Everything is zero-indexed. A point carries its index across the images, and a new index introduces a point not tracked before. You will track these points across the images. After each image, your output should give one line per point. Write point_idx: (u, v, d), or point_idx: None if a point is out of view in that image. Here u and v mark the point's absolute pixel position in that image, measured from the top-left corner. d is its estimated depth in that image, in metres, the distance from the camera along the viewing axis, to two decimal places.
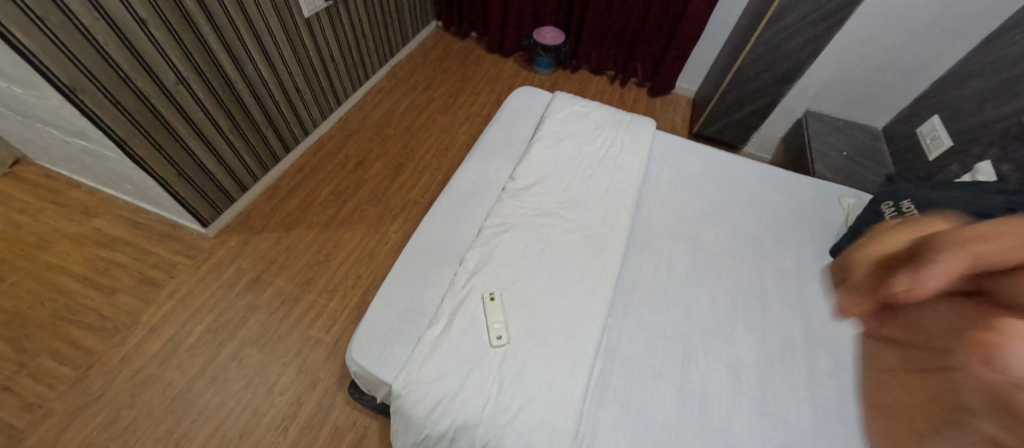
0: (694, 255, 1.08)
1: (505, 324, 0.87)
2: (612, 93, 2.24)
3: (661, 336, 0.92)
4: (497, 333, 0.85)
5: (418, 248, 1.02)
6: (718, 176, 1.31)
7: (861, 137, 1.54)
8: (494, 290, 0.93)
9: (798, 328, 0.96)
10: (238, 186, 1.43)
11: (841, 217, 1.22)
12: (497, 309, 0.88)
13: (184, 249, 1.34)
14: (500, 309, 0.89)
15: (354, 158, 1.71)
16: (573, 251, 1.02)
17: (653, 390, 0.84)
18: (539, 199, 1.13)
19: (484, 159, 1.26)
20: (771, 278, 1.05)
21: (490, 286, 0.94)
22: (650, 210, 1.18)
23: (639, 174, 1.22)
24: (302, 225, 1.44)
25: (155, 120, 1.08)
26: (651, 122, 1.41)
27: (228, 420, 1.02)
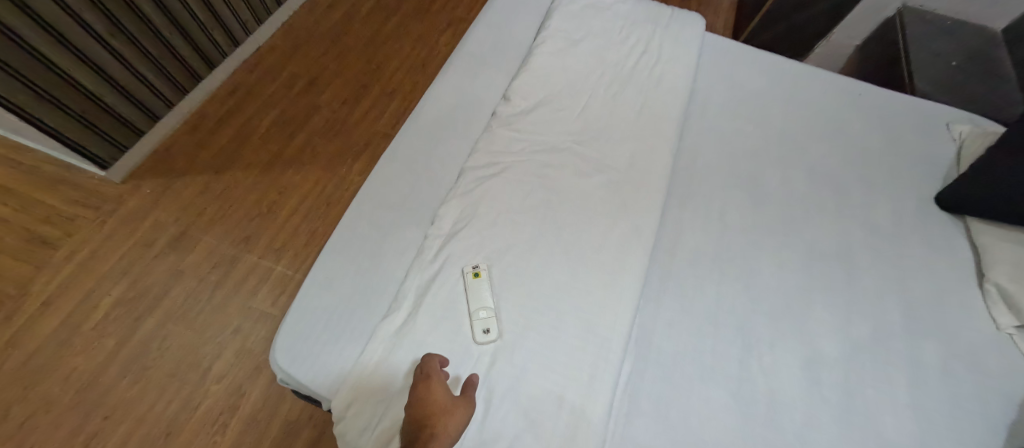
0: (756, 205, 0.79)
1: (495, 310, 0.61)
2: None
3: (712, 321, 0.66)
4: (484, 325, 0.59)
5: (375, 201, 0.72)
6: (787, 96, 0.96)
7: (974, 41, 1.15)
8: (481, 263, 0.65)
9: (896, 306, 0.71)
10: (142, 113, 1.07)
11: (951, 152, 0.90)
12: (484, 291, 0.61)
13: (84, 197, 1.04)
14: (488, 289, 0.62)
15: (304, 77, 1.33)
16: (592, 202, 0.73)
17: (701, 399, 0.60)
18: (544, 129, 0.80)
19: (468, 71, 0.90)
20: (860, 236, 0.77)
21: (474, 255, 0.66)
22: (696, 143, 0.86)
23: (683, 92, 0.87)
24: (238, 165, 1.12)
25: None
26: (698, 18, 1.02)
27: (151, 415, 0.81)
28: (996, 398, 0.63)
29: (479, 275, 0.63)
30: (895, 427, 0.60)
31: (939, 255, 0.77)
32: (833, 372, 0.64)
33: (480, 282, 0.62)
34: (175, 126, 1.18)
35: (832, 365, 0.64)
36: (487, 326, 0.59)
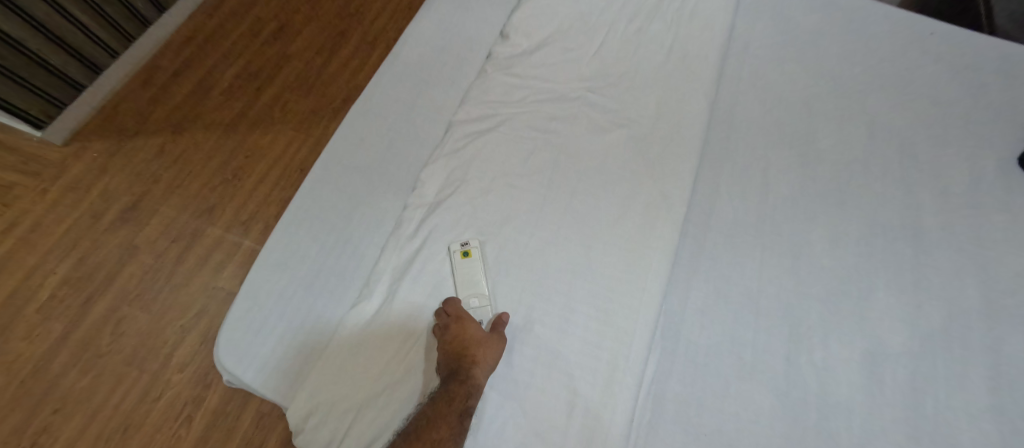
0: (805, 167, 0.66)
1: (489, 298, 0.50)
2: None
3: (754, 308, 0.55)
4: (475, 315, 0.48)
5: (343, 163, 0.59)
6: (843, 36, 0.79)
7: None
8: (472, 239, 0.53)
9: (976, 289, 0.58)
10: (78, 61, 0.91)
11: None
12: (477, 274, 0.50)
13: (20, 162, 0.90)
14: (482, 271, 0.51)
15: (272, 22, 1.15)
16: (610, 162, 0.59)
17: (740, 402, 0.49)
18: (552, 74, 0.66)
19: (458, 5, 0.74)
20: (931, 205, 0.64)
21: (463, 229, 0.54)
22: (732, 95, 0.72)
23: (722, 27, 0.71)
24: (197, 125, 0.98)
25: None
26: None
27: (106, 408, 0.72)
28: None
29: (470, 254, 0.51)
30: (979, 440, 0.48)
31: None
32: (896, 367, 0.53)
33: (470, 262, 0.50)
34: (124, 80, 1.02)
35: (898, 360, 0.53)
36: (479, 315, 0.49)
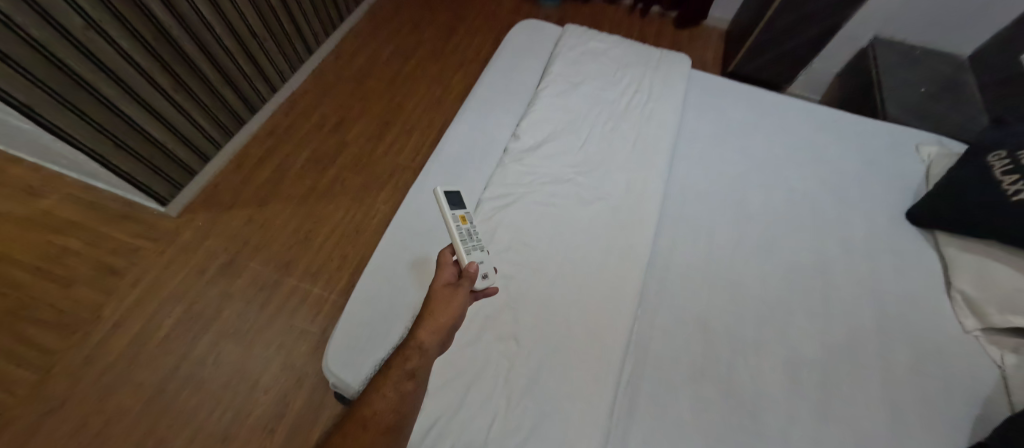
0: (740, 224, 0.89)
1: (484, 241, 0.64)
2: (631, 26, 1.93)
3: (706, 329, 0.75)
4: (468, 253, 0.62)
5: (407, 231, 0.84)
6: (767, 125, 1.07)
7: (942, 68, 1.28)
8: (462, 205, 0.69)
9: (869, 313, 0.79)
10: (198, 156, 1.24)
11: (921, 172, 1.00)
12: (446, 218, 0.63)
13: (144, 231, 1.18)
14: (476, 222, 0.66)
15: (332, 117, 1.49)
16: (594, 227, 0.83)
17: (692, 395, 0.68)
18: (552, 163, 0.92)
19: (482, 113, 1.03)
20: (836, 251, 0.87)
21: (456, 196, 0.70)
22: (686, 170, 0.97)
23: (673, 125, 0.99)
24: (276, 198, 1.26)
25: (59, 72, 0.83)
26: (685, 58, 1.15)
27: (208, 423, 0.91)
28: (962, 396, 0.71)
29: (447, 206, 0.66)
30: (870, 424, 0.68)
31: (911, 267, 0.86)
32: (811, 371, 0.72)
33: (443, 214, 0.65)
34: (222, 165, 1.33)
35: (811, 365, 0.73)
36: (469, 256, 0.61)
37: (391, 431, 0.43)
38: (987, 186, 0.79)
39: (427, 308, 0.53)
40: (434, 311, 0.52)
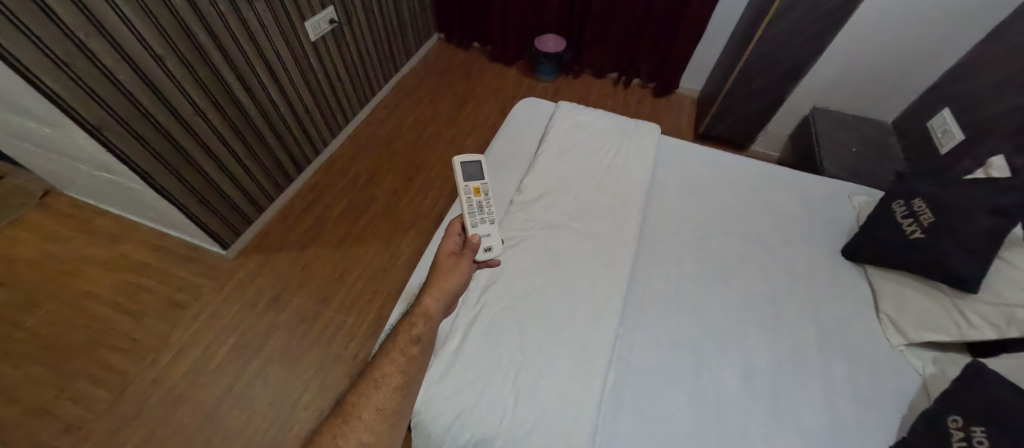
0: (703, 260, 1.09)
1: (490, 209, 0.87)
2: (616, 96, 2.29)
3: (676, 345, 0.92)
4: (478, 219, 0.85)
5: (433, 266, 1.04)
6: (724, 180, 1.31)
7: (870, 132, 1.56)
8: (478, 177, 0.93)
9: (812, 331, 0.96)
10: (256, 208, 1.54)
11: (853, 216, 1.22)
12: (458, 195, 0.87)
13: (206, 271, 1.40)
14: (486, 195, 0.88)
15: (363, 175, 1.78)
16: (583, 262, 1.04)
17: (666, 399, 0.84)
18: (548, 211, 1.14)
19: (492, 172, 1.28)
20: (783, 282, 1.06)
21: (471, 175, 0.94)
22: (658, 217, 1.19)
23: (645, 181, 1.23)
24: (316, 243, 1.51)
25: (168, 144, 1.18)
26: (655, 127, 1.42)
27: (256, 435, 1.06)
28: (892, 402, 0.85)
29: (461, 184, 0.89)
30: (813, 420, 0.82)
31: (847, 294, 1.04)
32: (764, 379, 0.88)
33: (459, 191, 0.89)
34: (273, 216, 1.61)
35: (763, 374, 0.89)
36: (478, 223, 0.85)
37: (401, 387, 0.61)
38: (893, 228, 1.00)
39: (428, 286, 0.71)
40: (433, 286, 0.71)
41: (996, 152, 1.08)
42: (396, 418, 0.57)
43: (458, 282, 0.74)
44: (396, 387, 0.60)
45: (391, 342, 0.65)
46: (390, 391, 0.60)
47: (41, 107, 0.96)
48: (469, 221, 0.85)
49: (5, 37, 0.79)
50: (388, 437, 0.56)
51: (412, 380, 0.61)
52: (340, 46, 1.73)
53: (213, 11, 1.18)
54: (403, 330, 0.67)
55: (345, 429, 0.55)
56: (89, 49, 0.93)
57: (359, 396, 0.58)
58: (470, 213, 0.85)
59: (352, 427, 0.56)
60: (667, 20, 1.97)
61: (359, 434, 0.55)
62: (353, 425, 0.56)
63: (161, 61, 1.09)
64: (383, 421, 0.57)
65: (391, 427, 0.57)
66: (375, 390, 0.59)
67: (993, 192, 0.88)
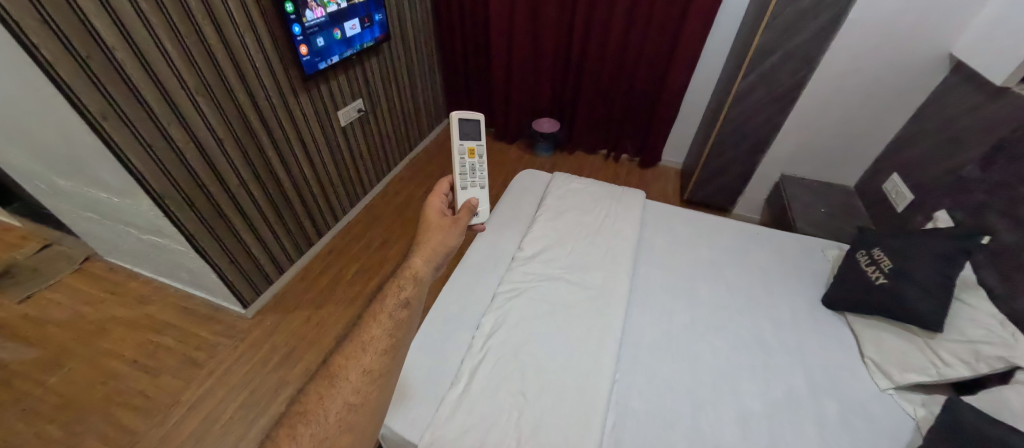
0: (692, 308, 1.17)
1: (480, 174, 1.07)
2: (607, 168, 2.55)
3: (671, 389, 0.97)
4: (468, 182, 1.05)
5: (439, 316, 1.13)
6: (706, 236, 1.44)
7: (835, 196, 1.75)
8: (470, 140, 1.12)
9: (801, 377, 1.00)
10: (278, 269, 1.69)
11: (828, 269, 1.32)
12: (455, 157, 1.06)
13: (224, 329, 1.50)
14: (479, 159, 1.08)
15: (377, 239, 1.97)
16: (579, 310, 1.13)
17: (666, 441, 0.86)
18: (546, 265, 1.26)
19: (495, 233, 1.42)
20: (769, 329, 1.12)
21: (465, 137, 1.12)
22: (647, 270, 1.30)
23: (633, 239, 1.37)
24: (331, 302, 1.65)
25: (215, 212, 1.36)
26: (640, 193, 1.60)
27: None
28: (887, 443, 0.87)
29: (457, 147, 1.08)
30: None
31: (832, 341, 1.09)
32: (760, 423, 0.91)
33: (456, 152, 1.07)
34: (291, 277, 1.76)
35: (757, 415, 0.92)
36: (468, 186, 1.05)
37: (388, 350, 0.67)
38: (859, 274, 1.11)
39: (415, 255, 0.82)
40: (420, 253, 0.82)
41: (941, 207, 1.25)
42: (383, 379, 0.64)
43: (444, 250, 0.85)
44: (383, 350, 0.66)
45: (380, 306, 0.72)
46: (376, 354, 0.66)
47: (123, 185, 1.16)
48: (459, 183, 1.04)
49: (112, 128, 1.03)
50: (375, 396, 0.62)
51: (399, 343, 0.68)
52: (365, 129, 2.02)
53: (266, 104, 1.46)
54: (392, 295, 0.74)
55: (336, 386, 0.61)
56: (168, 134, 1.16)
57: (347, 358, 0.64)
58: (461, 177, 1.03)
59: (340, 387, 0.61)
60: (646, 106, 2.30)
61: (347, 393, 0.61)
62: (341, 385, 0.62)
63: (222, 142, 1.33)
64: (370, 383, 0.63)
65: (377, 386, 0.63)
66: (363, 353, 0.66)
67: (940, 241, 1.01)
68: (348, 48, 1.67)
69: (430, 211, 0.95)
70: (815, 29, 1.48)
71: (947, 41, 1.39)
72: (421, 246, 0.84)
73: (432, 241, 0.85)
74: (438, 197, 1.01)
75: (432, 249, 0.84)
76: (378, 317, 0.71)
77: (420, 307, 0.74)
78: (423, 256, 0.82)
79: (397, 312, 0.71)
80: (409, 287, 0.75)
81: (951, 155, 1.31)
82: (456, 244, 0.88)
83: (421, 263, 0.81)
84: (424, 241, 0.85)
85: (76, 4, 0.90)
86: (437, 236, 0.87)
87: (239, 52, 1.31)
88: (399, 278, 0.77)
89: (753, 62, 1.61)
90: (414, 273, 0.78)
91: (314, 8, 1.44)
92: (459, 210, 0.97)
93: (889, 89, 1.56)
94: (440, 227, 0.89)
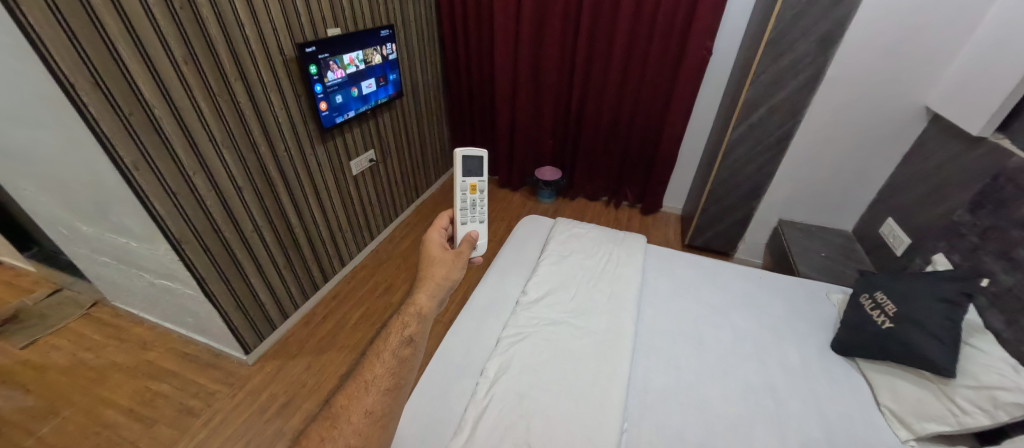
0: (699, 353, 1.16)
1: (480, 210, 1.11)
2: (608, 214, 2.61)
3: (681, 438, 0.93)
4: (468, 217, 1.09)
5: (442, 361, 1.12)
6: (709, 280, 1.46)
7: (833, 241, 1.79)
8: (473, 176, 1.17)
9: (817, 427, 0.96)
10: (282, 314, 1.69)
11: (835, 313, 1.32)
12: (458, 192, 1.09)
13: (223, 377, 1.50)
14: (480, 196, 1.12)
15: (382, 284, 2.00)
16: (583, 355, 1.12)
17: None
18: (550, 309, 1.26)
19: (499, 277, 1.44)
20: (780, 375, 1.10)
21: (468, 173, 1.16)
22: (651, 314, 1.30)
23: (636, 282, 1.38)
24: (332, 348, 1.64)
25: (227, 256, 1.40)
26: (641, 237, 1.64)
27: None
28: None
29: (460, 183, 1.12)
30: None
31: (845, 388, 1.06)
32: None
33: (457, 188, 1.11)
34: (295, 322, 1.76)
35: None
36: (468, 221, 1.09)
37: (390, 390, 0.68)
38: (865, 318, 1.11)
39: (418, 290, 0.84)
40: (422, 289, 0.84)
41: (939, 250, 1.27)
42: (385, 420, 0.64)
43: (448, 283, 0.87)
44: (385, 389, 0.67)
45: (384, 344, 0.73)
46: (379, 394, 0.67)
47: (144, 230, 1.22)
48: (460, 218, 1.08)
49: (142, 177, 1.10)
50: (376, 438, 0.62)
51: (402, 383, 0.69)
52: (375, 176, 2.12)
53: (285, 154, 1.56)
54: (396, 333, 0.75)
55: (337, 428, 0.62)
56: (192, 183, 1.23)
57: (349, 399, 0.65)
58: (462, 212, 1.07)
59: (342, 429, 0.62)
60: (644, 154, 2.41)
61: (349, 435, 0.61)
62: (343, 427, 0.62)
63: (241, 190, 1.40)
64: (373, 424, 0.63)
65: (380, 428, 0.63)
66: (365, 393, 0.66)
67: (940, 285, 1.03)
68: (364, 104, 1.81)
69: (431, 245, 0.96)
70: (795, 86, 1.61)
71: (918, 97, 1.50)
72: (423, 281, 0.86)
73: (435, 275, 0.87)
74: (438, 231, 1.04)
75: (434, 283, 0.85)
76: (381, 356, 0.72)
77: (422, 343, 0.75)
78: (426, 291, 0.84)
79: (400, 349, 0.72)
80: (413, 323, 0.76)
81: (940, 199, 1.36)
82: (459, 277, 0.89)
83: (423, 298, 0.82)
84: (427, 274, 0.87)
85: (124, 68, 1.01)
86: (439, 269, 0.88)
87: (264, 107, 1.43)
88: (403, 315, 0.78)
89: (741, 115, 1.73)
90: (417, 308, 0.80)
91: (336, 69, 1.59)
92: (459, 243, 0.98)
93: (873, 139, 1.64)
94: (443, 260, 0.90)
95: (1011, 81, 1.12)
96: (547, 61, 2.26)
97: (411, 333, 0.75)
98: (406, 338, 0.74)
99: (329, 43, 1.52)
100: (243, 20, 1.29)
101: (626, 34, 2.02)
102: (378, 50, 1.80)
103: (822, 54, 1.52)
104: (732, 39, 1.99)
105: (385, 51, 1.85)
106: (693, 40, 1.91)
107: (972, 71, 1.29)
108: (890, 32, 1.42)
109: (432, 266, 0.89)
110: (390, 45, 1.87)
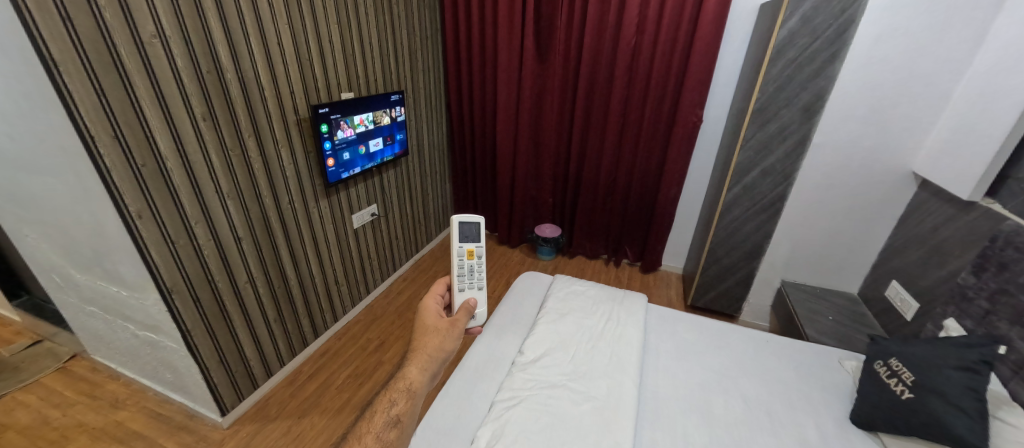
0: (708, 424, 1.07)
1: (478, 275, 1.08)
2: (608, 272, 2.60)
3: None
4: (467, 284, 1.06)
5: (431, 427, 1.04)
6: (713, 343, 1.40)
7: (838, 304, 1.75)
8: (470, 242, 1.18)
9: None
10: (265, 372, 1.61)
11: (850, 381, 1.24)
12: (455, 258, 1.09)
13: (193, 441, 1.39)
14: (477, 261, 1.11)
15: (374, 341, 1.93)
16: (584, 424, 1.03)
17: None
18: (548, 371, 1.20)
19: (496, 335, 1.39)
20: None
21: (465, 239, 1.18)
22: (655, 379, 1.23)
23: (638, 344, 1.33)
24: (314, 411, 1.54)
25: (216, 306, 1.36)
26: (641, 296, 1.60)
27: None
28: None
29: (457, 249, 1.12)
30: None
31: None
32: None
33: (455, 254, 1.11)
34: (278, 381, 1.67)
35: None
36: (465, 287, 1.05)
37: None
38: (882, 388, 1.04)
39: (408, 363, 0.80)
40: (412, 361, 0.80)
41: (948, 315, 1.24)
42: None
43: (440, 356, 0.83)
44: None
45: (367, 425, 0.70)
46: None
47: (137, 280, 1.21)
48: (459, 285, 1.04)
49: (144, 225, 1.12)
50: None
51: None
52: (375, 230, 2.14)
53: (289, 206, 1.60)
54: (381, 411, 0.72)
55: None
56: (192, 231, 1.25)
57: None
58: (461, 279, 1.05)
59: None
60: (641, 212, 2.45)
61: None
62: None
63: (239, 239, 1.41)
64: None
65: None
66: None
67: (956, 350, 0.98)
68: (370, 161, 1.90)
69: (426, 312, 0.93)
70: (784, 150, 1.68)
71: (904, 162, 1.56)
72: (412, 351, 0.83)
73: (425, 345, 0.83)
74: (434, 298, 1.02)
75: (423, 353, 0.82)
76: (363, 440, 0.68)
77: (410, 425, 0.72)
78: (415, 362, 0.80)
79: (382, 431, 0.69)
80: (401, 401, 0.73)
81: (941, 262, 1.35)
82: (453, 349, 0.85)
83: (410, 371, 0.79)
84: (417, 345, 0.83)
85: (145, 122, 1.08)
86: (430, 338, 0.85)
87: (273, 162, 1.50)
88: (391, 391, 0.75)
89: (734, 177, 1.80)
90: (406, 382, 0.76)
91: (345, 129, 1.70)
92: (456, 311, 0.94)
93: (865, 202, 1.67)
94: (437, 330, 0.86)
95: (991, 149, 1.17)
96: (547, 124, 2.41)
97: (395, 414, 0.71)
98: (391, 419, 0.71)
99: (340, 105, 1.64)
100: (264, 87, 1.42)
101: (620, 101, 2.17)
102: (387, 113, 1.93)
103: (806, 122, 1.61)
104: (720, 108, 2.13)
105: (394, 113, 1.99)
106: (682, 108, 2.04)
107: (953, 139, 1.36)
108: (867, 104, 1.52)
109: (422, 334, 0.86)
110: (399, 108, 2.02)
